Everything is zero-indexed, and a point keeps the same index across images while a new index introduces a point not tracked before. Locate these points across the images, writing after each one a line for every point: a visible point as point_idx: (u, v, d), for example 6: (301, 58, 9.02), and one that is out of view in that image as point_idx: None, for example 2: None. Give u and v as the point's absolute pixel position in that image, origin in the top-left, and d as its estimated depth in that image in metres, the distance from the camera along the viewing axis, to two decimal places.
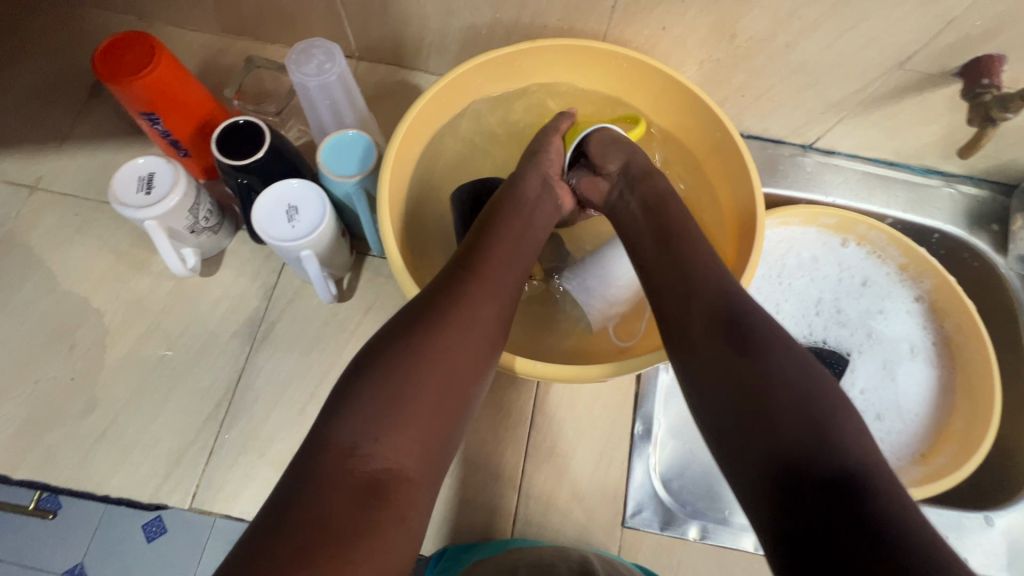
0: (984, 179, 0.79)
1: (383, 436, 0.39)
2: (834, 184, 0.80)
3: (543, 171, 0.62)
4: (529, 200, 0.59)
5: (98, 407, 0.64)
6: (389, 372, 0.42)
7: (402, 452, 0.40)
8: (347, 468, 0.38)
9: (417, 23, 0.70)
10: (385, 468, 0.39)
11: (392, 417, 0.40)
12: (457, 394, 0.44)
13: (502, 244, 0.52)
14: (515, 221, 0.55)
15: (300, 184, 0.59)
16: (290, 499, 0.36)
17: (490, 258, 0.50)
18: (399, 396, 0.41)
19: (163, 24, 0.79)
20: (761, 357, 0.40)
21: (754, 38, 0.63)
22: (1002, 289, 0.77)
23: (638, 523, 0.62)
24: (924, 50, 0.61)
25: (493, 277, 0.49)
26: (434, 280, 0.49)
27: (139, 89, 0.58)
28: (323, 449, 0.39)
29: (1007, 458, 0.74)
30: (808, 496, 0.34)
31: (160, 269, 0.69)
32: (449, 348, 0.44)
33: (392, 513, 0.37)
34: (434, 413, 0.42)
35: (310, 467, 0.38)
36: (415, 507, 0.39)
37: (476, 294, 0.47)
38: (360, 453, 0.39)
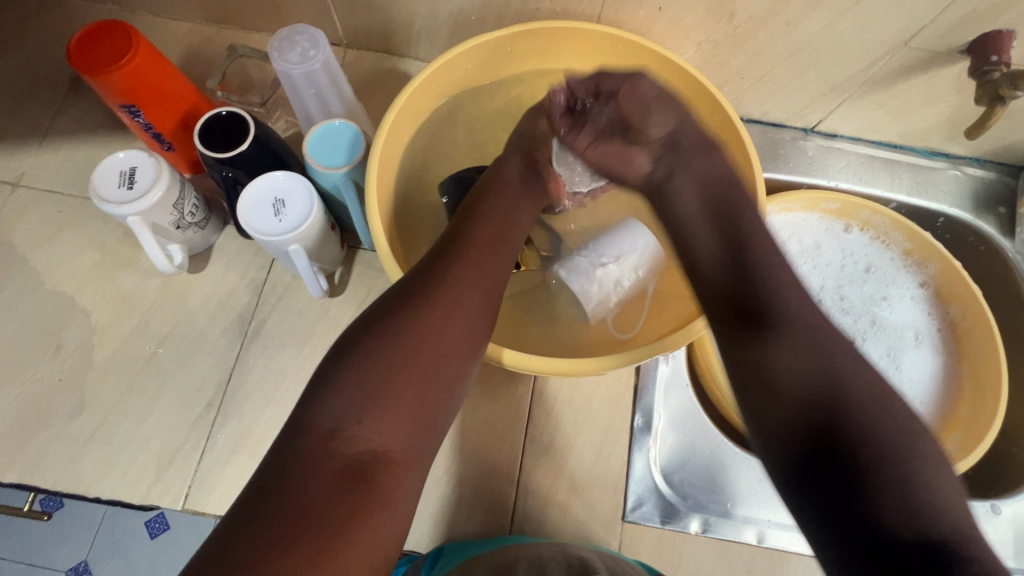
0: (991, 161, 0.77)
1: (366, 417, 0.38)
2: (837, 168, 0.78)
3: (529, 150, 0.61)
4: (511, 185, 0.58)
5: (87, 408, 0.63)
6: (375, 351, 0.40)
7: (386, 433, 0.38)
8: (329, 450, 0.36)
9: (405, 8, 0.68)
10: (369, 449, 0.37)
11: (374, 398, 0.39)
12: (443, 376, 0.42)
13: (486, 229, 0.51)
14: (498, 206, 0.55)
15: (286, 176, 0.57)
16: (270, 481, 0.35)
17: (474, 241, 0.49)
18: (383, 376, 0.39)
19: (144, 14, 0.76)
20: (793, 348, 0.42)
21: (754, 17, 0.61)
22: (1009, 273, 0.75)
23: (638, 518, 0.61)
24: (930, 27, 0.58)
25: (478, 258, 0.48)
26: (421, 262, 0.48)
27: (118, 80, 0.56)
28: (305, 430, 0.37)
29: (1013, 445, 0.73)
30: (837, 482, 0.38)
31: (147, 267, 0.67)
32: (434, 327, 0.42)
33: (377, 496, 0.36)
34: (419, 395, 0.41)
35: (291, 449, 0.37)
36: (401, 490, 0.38)
37: (463, 275, 0.46)
38: (343, 434, 0.37)
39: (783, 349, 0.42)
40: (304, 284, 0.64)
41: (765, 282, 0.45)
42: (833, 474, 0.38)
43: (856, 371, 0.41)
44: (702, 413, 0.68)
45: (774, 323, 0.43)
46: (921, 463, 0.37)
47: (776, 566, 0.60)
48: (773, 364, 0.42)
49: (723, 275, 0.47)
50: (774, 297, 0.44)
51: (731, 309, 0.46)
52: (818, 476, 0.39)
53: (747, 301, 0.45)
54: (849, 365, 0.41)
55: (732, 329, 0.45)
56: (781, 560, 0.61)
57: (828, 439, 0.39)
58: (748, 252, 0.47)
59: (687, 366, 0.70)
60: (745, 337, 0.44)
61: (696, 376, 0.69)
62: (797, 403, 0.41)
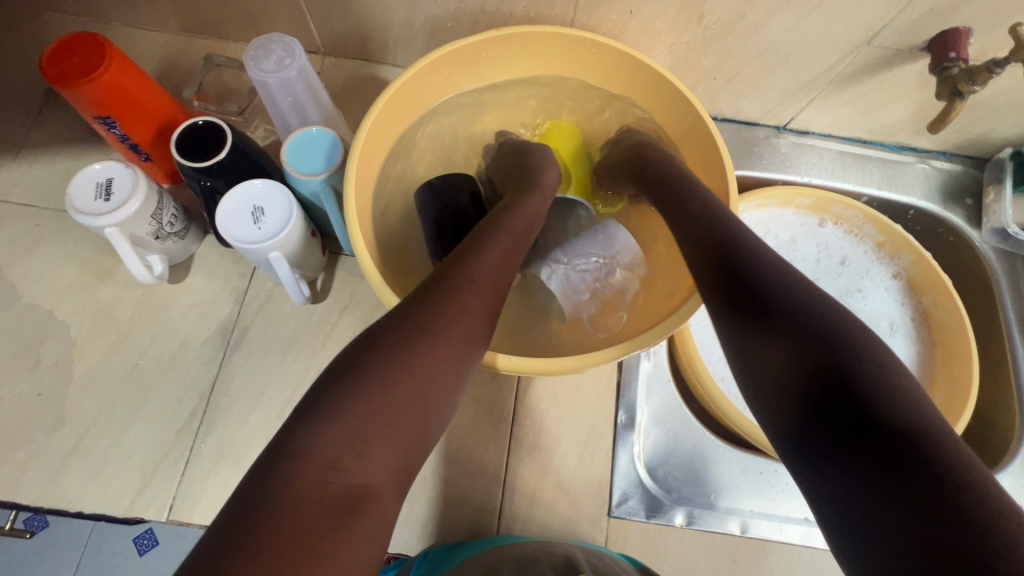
0: (957, 153, 0.80)
1: (363, 449, 0.38)
2: (809, 164, 0.80)
3: (545, 185, 0.63)
4: (528, 212, 0.58)
5: (68, 422, 0.62)
6: (378, 375, 0.40)
7: (378, 465, 0.38)
8: (322, 482, 0.36)
9: (381, 15, 0.69)
10: (362, 481, 0.37)
11: (371, 429, 0.39)
12: (437, 400, 0.43)
13: (495, 257, 0.51)
14: (510, 229, 0.54)
15: (264, 184, 0.57)
16: (256, 511, 0.34)
17: (480, 267, 0.49)
18: (380, 409, 0.39)
19: (118, 25, 0.76)
20: (791, 317, 0.41)
21: (722, 19, 0.63)
22: (977, 262, 0.78)
23: (624, 513, 0.61)
24: (891, 26, 0.60)
25: (484, 288, 0.48)
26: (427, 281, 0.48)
27: (93, 92, 0.56)
28: (298, 459, 0.36)
29: (987, 429, 0.75)
30: (850, 453, 0.35)
31: (127, 278, 0.67)
32: (432, 364, 0.43)
33: (367, 531, 0.36)
34: (415, 421, 0.41)
35: (279, 474, 0.35)
36: (386, 525, 0.38)
37: (471, 302, 0.47)
38: (338, 466, 0.37)
39: (777, 320, 0.41)
40: (286, 291, 0.65)
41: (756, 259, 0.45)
42: (833, 437, 0.36)
43: (857, 336, 0.39)
44: (684, 408, 0.69)
45: (768, 297, 0.43)
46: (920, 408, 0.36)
47: (760, 555, 0.62)
48: (768, 339, 0.41)
49: (710, 250, 0.47)
50: (766, 273, 0.44)
51: (732, 290, 0.44)
52: (823, 444, 0.37)
53: (742, 279, 0.44)
54: (849, 333, 0.39)
55: (731, 309, 0.44)
56: (765, 549, 0.62)
57: (826, 401, 0.37)
58: (736, 232, 0.48)
59: (668, 362, 0.71)
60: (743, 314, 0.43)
61: (676, 370, 0.70)
62: (797, 371, 0.39)
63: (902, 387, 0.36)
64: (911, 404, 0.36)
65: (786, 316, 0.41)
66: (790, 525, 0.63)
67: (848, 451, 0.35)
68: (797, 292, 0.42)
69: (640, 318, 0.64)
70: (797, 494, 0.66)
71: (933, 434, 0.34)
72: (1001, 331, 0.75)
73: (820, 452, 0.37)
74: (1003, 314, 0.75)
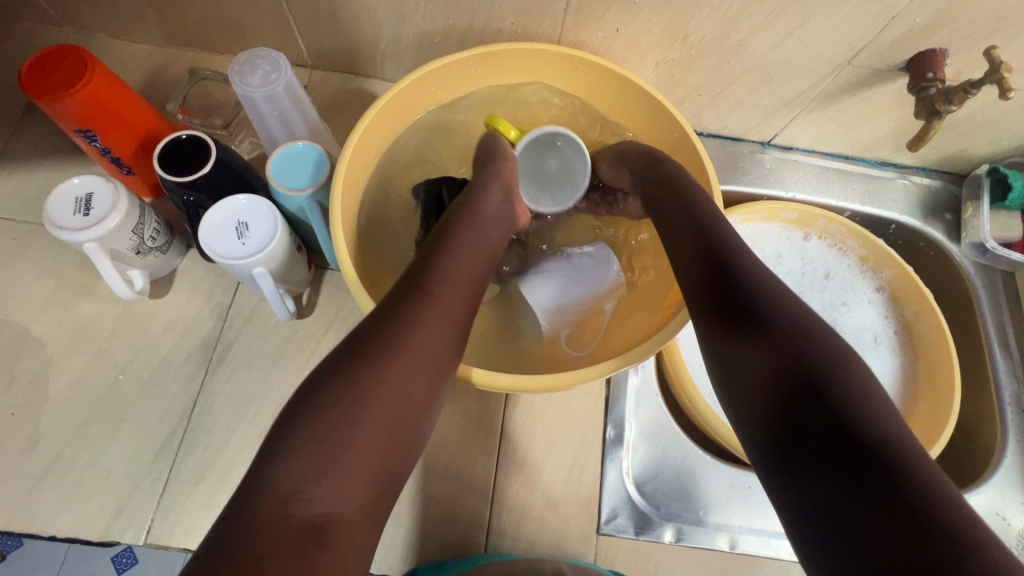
0: (936, 169, 0.81)
1: (325, 477, 0.37)
2: (793, 179, 0.81)
3: (505, 185, 0.62)
4: (485, 213, 0.58)
5: (42, 442, 0.60)
6: (334, 407, 0.40)
7: (347, 490, 0.38)
8: (286, 516, 0.35)
9: (369, 30, 0.69)
10: (328, 511, 0.37)
11: (334, 455, 0.38)
12: (402, 425, 0.42)
13: (456, 268, 0.50)
14: (471, 236, 0.54)
15: (249, 199, 0.57)
16: (222, 551, 0.33)
17: (444, 277, 0.49)
18: (342, 433, 0.39)
19: (102, 36, 0.75)
20: (772, 331, 0.42)
21: (707, 38, 0.64)
22: (958, 276, 0.79)
23: (613, 530, 0.61)
24: (871, 47, 0.62)
25: (446, 299, 0.47)
26: (384, 300, 0.47)
27: (73, 105, 0.55)
28: (260, 496, 0.36)
29: (970, 441, 0.75)
30: (820, 465, 0.37)
31: (107, 293, 0.66)
32: (394, 381, 0.42)
33: (338, 558, 0.36)
34: (380, 448, 0.40)
35: (242, 515, 0.35)
36: (361, 550, 0.37)
37: (427, 321, 0.45)
38: (300, 497, 0.36)
39: (757, 333, 0.43)
40: (271, 307, 0.64)
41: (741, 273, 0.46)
42: (805, 448, 0.38)
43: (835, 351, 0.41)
44: (673, 422, 0.68)
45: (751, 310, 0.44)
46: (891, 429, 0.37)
47: (748, 571, 0.61)
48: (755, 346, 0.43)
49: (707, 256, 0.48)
50: (751, 285, 0.45)
51: (717, 299, 0.46)
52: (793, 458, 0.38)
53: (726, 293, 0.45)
54: (823, 347, 0.41)
55: (723, 314, 0.45)
56: (754, 564, 0.62)
57: (799, 414, 0.39)
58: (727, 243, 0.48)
59: (656, 376, 0.71)
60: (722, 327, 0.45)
61: (664, 385, 0.70)
62: (779, 380, 0.40)
63: (869, 397, 0.38)
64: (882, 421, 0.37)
65: (772, 324, 0.43)
66: (778, 540, 0.63)
67: (820, 462, 0.37)
68: (778, 307, 0.44)
69: (627, 335, 0.65)
70: None
71: (900, 445, 0.36)
72: (981, 343, 0.76)
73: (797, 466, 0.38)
74: (983, 327, 0.76)
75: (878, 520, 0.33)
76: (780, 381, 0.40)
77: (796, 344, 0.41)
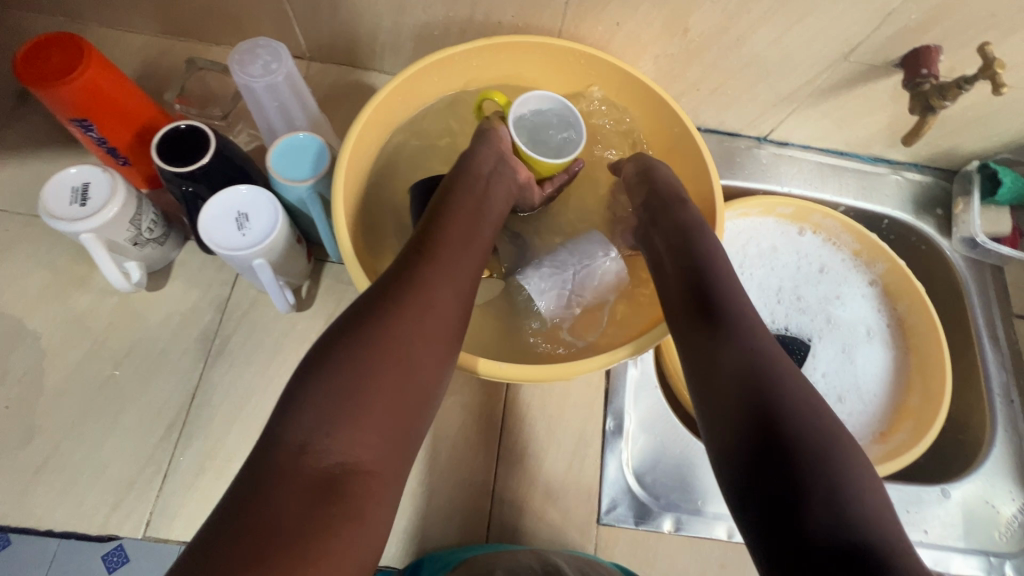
0: (928, 165, 0.83)
1: (337, 429, 0.38)
2: (789, 174, 0.82)
3: (495, 147, 0.62)
4: (483, 176, 0.59)
5: (38, 435, 0.59)
6: (344, 362, 0.41)
7: (362, 442, 0.39)
8: (300, 466, 0.37)
9: (369, 22, 0.69)
10: (341, 461, 0.38)
11: (346, 409, 0.39)
12: (414, 381, 0.43)
13: (454, 232, 0.52)
14: (468, 203, 0.56)
15: (249, 190, 0.56)
16: (246, 497, 0.35)
17: (443, 242, 0.51)
18: (351, 387, 0.40)
19: (96, 26, 0.74)
20: (732, 341, 0.45)
21: (706, 32, 0.64)
22: (948, 270, 0.81)
23: (613, 520, 0.61)
24: (867, 43, 0.63)
25: (446, 260, 0.49)
26: (392, 264, 0.49)
27: (69, 93, 0.54)
28: (275, 449, 0.37)
29: (960, 432, 0.77)
30: (767, 468, 0.39)
31: (102, 285, 0.65)
32: (402, 335, 0.43)
33: (353, 506, 0.37)
34: (392, 402, 0.41)
35: (259, 470, 0.36)
36: (381, 500, 0.39)
37: (430, 278, 0.47)
38: (314, 448, 0.37)
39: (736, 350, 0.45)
40: (270, 298, 0.63)
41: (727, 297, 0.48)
42: (758, 459, 0.40)
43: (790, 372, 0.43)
44: (672, 414, 0.68)
45: (729, 327, 0.46)
46: (835, 453, 0.39)
47: (746, 560, 0.62)
48: (716, 353, 0.46)
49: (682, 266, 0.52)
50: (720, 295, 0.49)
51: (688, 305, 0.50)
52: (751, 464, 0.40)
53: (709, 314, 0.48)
54: (779, 365, 0.44)
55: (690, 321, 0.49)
56: (752, 553, 0.63)
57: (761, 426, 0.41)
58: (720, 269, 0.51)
59: (654, 368, 0.71)
60: (706, 339, 0.47)
61: (663, 377, 0.70)
62: (737, 390, 0.43)
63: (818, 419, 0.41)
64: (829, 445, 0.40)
65: (733, 335, 0.46)
66: None
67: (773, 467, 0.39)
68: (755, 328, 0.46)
69: (628, 328, 0.65)
70: None
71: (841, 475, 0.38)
72: (971, 337, 0.77)
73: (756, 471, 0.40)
74: (973, 320, 0.78)
75: (824, 526, 0.36)
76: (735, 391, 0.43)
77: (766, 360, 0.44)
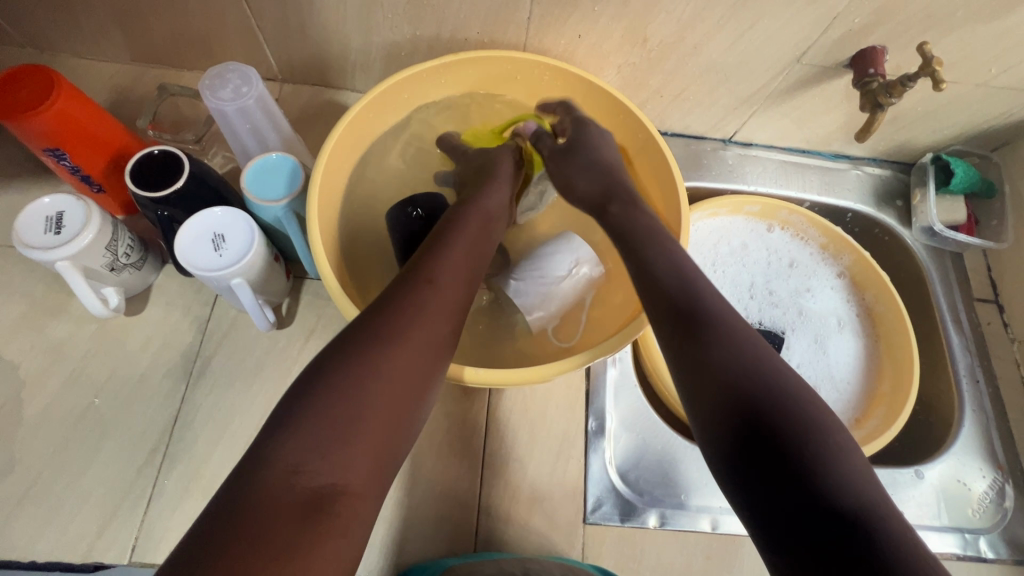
0: (885, 160, 0.86)
1: (330, 452, 0.39)
2: (755, 173, 0.85)
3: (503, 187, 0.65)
4: (488, 214, 0.61)
5: (18, 465, 0.59)
6: (337, 386, 0.41)
7: (351, 466, 0.39)
8: (290, 485, 0.37)
9: (339, 43, 0.70)
10: (331, 483, 0.38)
11: (340, 432, 0.40)
12: (403, 409, 0.44)
13: (459, 263, 0.53)
14: (472, 234, 0.57)
15: (225, 212, 0.57)
16: (229, 514, 0.35)
17: (445, 272, 0.51)
18: (349, 411, 0.41)
19: (69, 56, 0.75)
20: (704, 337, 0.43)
21: (665, 41, 0.67)
22: (911, 259, 0.84)
23: (599, 518, 0.62)
24: (816, 46, 0.66)
25: (446, 288, 0.50)
26: (387, 292, 0.49)
27: (41, 124, 0.55)
28: (266, 466, 0.37)
29: (931, 414, 0.79)
30: (744, 426, 0.39)
31: (80, 312, 0.65)
32: (399, 364, 0.44)
33: (337, 528, 0.37)
34: (379, 429, 0.42)
35: (249, 486, 0.36)
36: (361, 524, 0.39)
37: (430, 308, 0.48)
38: (307, 468, 0.38)
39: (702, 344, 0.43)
40: (251, 318, 0.64)
41: (713, 323, 0.44)
42: (736, 423, 0.39)
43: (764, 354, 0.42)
44: (652, 411, 0.70)
45: (701, 327, 0.44)
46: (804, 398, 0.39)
47: (731, 550, 0.64)
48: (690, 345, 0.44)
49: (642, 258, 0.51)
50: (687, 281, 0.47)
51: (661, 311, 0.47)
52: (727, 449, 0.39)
53: (696, 340, 0.44)
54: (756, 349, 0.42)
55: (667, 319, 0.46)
56: (735, 543, 0.64)
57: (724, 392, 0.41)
58: (697, 294, 0.47)
59: (634, 368, 0.73)
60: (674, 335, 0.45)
61: (641, 376, 0.72)
62: (707, 377, 0.42)
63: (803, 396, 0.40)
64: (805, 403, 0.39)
65: (706, 330, 0.44)
66: None
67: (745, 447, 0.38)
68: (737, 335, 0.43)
69: (605, 327, 0.66)
70: None
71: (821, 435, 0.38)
72: (936, 322, 0.80)
73: (760, 499, 0.37)
74: (937, 306, 0.80)
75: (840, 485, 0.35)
76: (706, 374, 0.42)
77: (754, 379, 0.40)
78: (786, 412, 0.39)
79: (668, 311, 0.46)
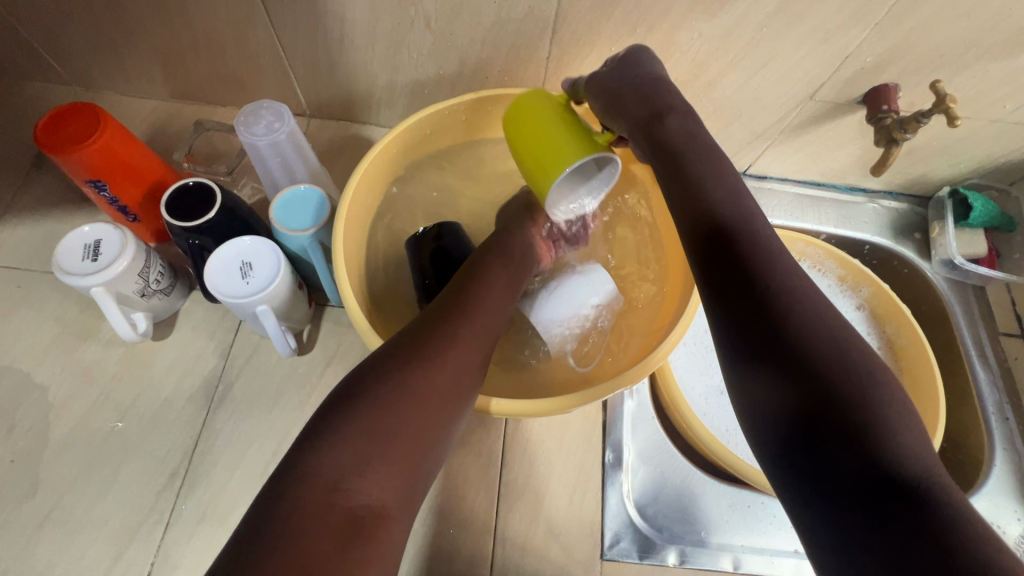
0: (902, 193, 0.87)
1: (369, 472, 0.40)
2: (770, 206, 0.85)
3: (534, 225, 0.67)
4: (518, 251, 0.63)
5: (42, 487, 0.60)
6: (375, 407, 0.42)
7: (385, 488, 0.40)
8: (330, 503, 0.37)
9: (365, 81, 0.74)
10: (367, 504, 0.39)
11: (379, 451, 0.41)
12: (435, 434, 0.44)
13: (492, 295, 0.55)
14: (501, 268, 0.59)
15: (253, 241, 0.59)
16: (269, 526, 0.35)
17: (478, 303, 0.53)
18: (388, 429, 0.42)
19: (111, 94, 0.80)
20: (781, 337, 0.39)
21: (680, 79, 0.69)
22: (932, 292, 0.83)
23: (616, 555, 0.61)
24: (829, 83, 0.67)
25: (482, 320, 0.52)
26: (425, 318, 0.51)
27: (85, 157, 0.58)
28: (307, 478, 0.38)
29: (959, 451, 0.77)
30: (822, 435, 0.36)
31: (109, 336, 0.67)
32: (437, 387, 0.45)
33: (373, 550, 0.38)
34: (411, 450, 0.43)
35: (289, 497, 0.37)
36: (392, 548, 0.39)
37: (465, 337, 0.49)
38: (346, 487, 0.39)
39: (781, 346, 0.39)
40: (273, 344, 0.65)
41: (793, 322, 0.40)
42: (816, 433, 0.37)
43: (854, 360, 0.38)
44: (669, 444, 0.69)
45: (779, 326, 0.40)
46: (890, 412, 0.36)
47: None
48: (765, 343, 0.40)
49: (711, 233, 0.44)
50: (766, 268, 0.41)
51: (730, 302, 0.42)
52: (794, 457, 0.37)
53: (771, 338, 0.40)
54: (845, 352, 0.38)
55: (737, 313, 0.41)
56: None
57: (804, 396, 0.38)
58: (779, 287, 0.41)
59: (651, 400, 0.72)
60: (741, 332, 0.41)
61: (658, 408, 0.71)
62: (781, 379, 0.39)
63: (893, 412, 0.36)
64: (897, 417, 0.36)
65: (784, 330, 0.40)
66: (781, 558, 0.64)
67: (820, 457, 0.36)
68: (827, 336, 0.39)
69: (621, 357, 0.66)
70: (785, 526, 0.66)
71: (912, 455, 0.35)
72: (961, 356, 0.79)
73: (830, 511, 0.35)
74: (961, 341, 0.79)
75: (931, 506, 0.32)
76: (778, 377, 0.39)
77: (846, 385, 0.37)
78: (874, 426, 0.36)
79: (739, 305, 0.41)
